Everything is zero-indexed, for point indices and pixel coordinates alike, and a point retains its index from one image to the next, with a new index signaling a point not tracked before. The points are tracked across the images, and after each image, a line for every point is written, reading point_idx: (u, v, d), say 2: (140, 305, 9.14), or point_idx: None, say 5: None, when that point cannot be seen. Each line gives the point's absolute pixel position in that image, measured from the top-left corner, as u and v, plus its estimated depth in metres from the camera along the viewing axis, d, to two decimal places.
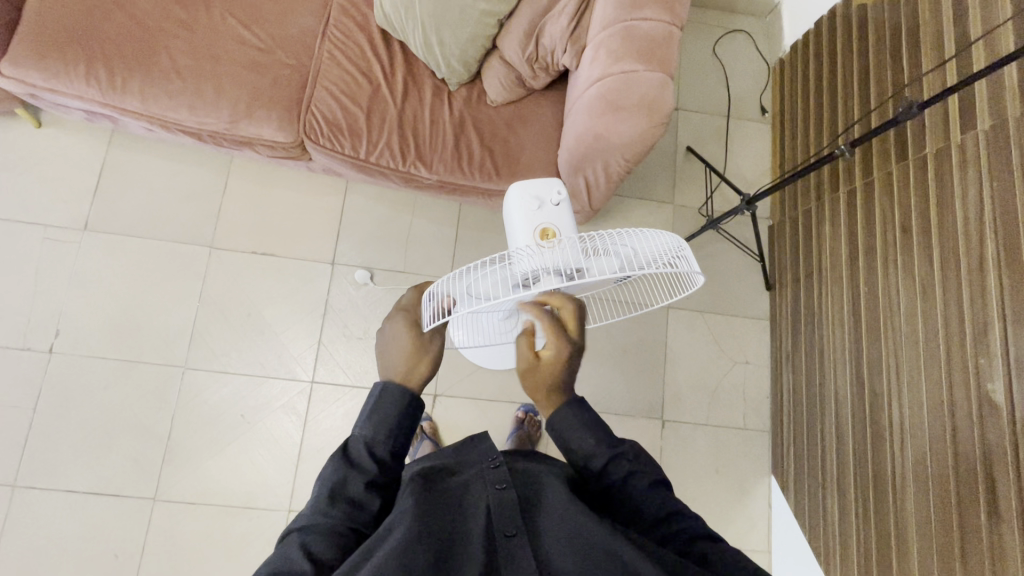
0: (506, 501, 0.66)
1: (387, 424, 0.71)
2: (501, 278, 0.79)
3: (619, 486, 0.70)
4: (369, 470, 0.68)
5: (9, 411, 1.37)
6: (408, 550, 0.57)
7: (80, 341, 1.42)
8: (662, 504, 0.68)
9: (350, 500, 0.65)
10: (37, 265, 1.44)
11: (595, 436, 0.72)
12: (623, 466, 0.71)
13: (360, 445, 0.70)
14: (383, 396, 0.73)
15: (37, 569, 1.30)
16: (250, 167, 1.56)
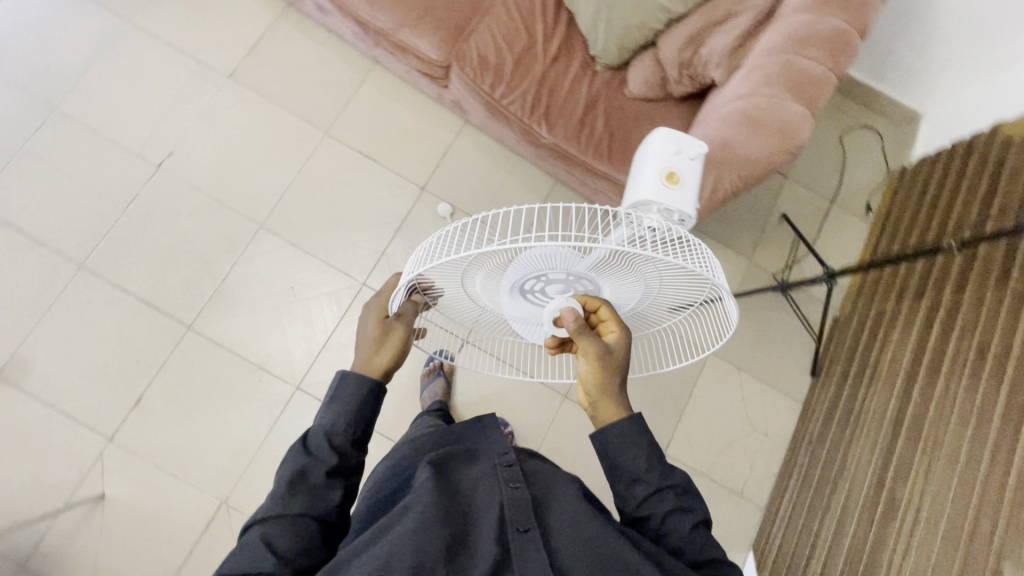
0: (521, 498, 0.68)
1: (346, 410, 0.73)
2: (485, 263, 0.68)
3: (660, 521, 0.70)
4: (329, 461, 0.71)
5: (103, 201, 1.49)
6: (422, 533, 0.62)
7: (185, 168, 1.54)
8: (701, 548, 0.69)
9: (311, 494, 0.69)
10: (178, 91, 1.58)
11: (649, 459, 0.72)
12: (669, 500, 0.71)
13: (321, 436, 0.72)
14: (341, 388, 0.74)
15: (70, 342, 1.41)
16: (386, 78, 1.66)
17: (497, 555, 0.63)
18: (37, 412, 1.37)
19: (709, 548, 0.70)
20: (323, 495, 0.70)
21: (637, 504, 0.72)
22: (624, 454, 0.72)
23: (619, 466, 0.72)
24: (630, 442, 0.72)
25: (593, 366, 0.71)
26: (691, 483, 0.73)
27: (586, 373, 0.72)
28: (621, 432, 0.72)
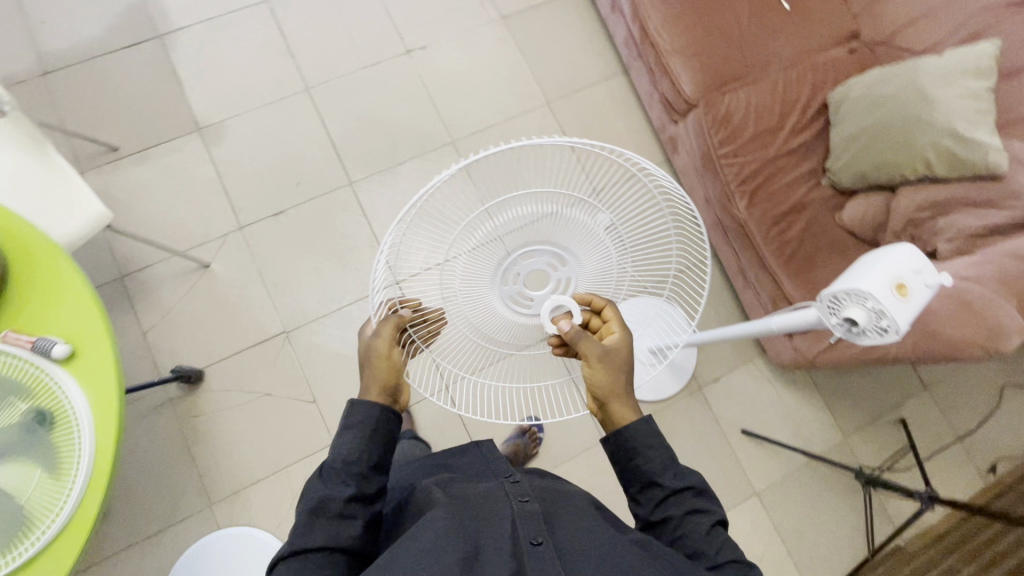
0: (528, 511, 0.71)
1: (360, 436, 0.77)
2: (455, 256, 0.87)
3: (680, 521, 0.73)
4: (343, 487, 0.74)
5: (353, 53, 1.69)
6: (434, 548, 0.63)
7: (426, 65, 1.71)
8: (723, 543, 0.70)
9: (326, 519, 0.71)
10: (458, 6, 1.76)
11: (665, 461, 0.76)
12: (687, 501, 0.74)
13: (335, 461, 0.76)
14: (350, 417, 0.78)
15: (264, 138, 1.60)
16: (621, 89, 1.75)
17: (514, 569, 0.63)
18: (204, 178, 1.55)
19: (728, 544, 0.70)
20: (345, 517, 0.72)
21: (652, 508, 0.75)
22: (647, 450, 0.77)
23: (631, 469, 0.77)
24: (652, 437, 0.77)
25: (598, 370, 0.78)
26: (705, 482, 0.76)
27: (597, 374, 0.78)
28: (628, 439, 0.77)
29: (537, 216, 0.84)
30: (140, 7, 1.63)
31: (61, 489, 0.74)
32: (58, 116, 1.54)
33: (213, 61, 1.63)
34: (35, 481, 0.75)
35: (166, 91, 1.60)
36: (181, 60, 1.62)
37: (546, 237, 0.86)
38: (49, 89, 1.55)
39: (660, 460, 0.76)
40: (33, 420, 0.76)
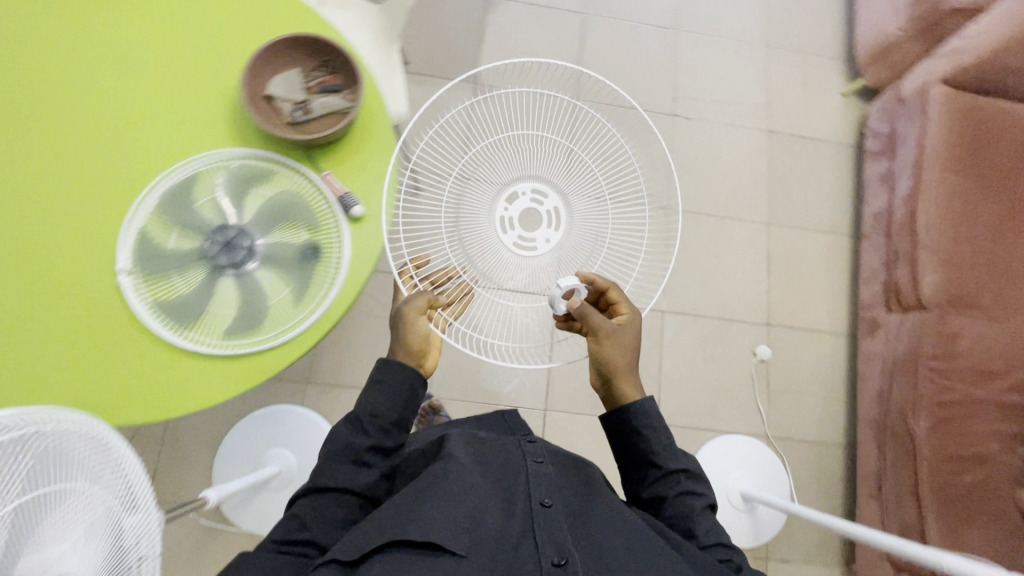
0: (543, 477, 0.82)
1: (382, 391, 0.87)
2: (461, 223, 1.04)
3: (677, 504, 0.84)
4: (362, 437, 0.84)
5: (627, 90, 1.79)
6: (448, 500, 0.75)
7: (680, 134, 1.78)
8: (708, 528, 0.81)
9: (345, 461, 0.83)
10: (734, 101, 1.83)
11: (666, 444, 0.87)
12: (685, 487, 0.85)
13: (359, 413, 0.86)
14: (381, 368, 0.89)
15: None
16: (841, 246, 1.74)
17: (520, 527, 0.74)
18: None
19: (713, 527, 0.82)
20: (363, 464, 0.83)
21: (650, 491, 0.87)
22: (653, 433, 0.87)
23: (635, 454, 0.88)
24: (658, 423, 0.88)
25: (606, 347, 0.87)
26: (697, 469, 0.88)
27: (608, 353, 0.87)
28: (636, 424, 0.87)
29: (522, 150, 1.07)
30: None
31: (298, 313, 0.84)
32: None
33: (515, 38, 1.78)
34: (283, 295, 0.85)
35: (467, 41, 1.75)
36: (493, 24, 1.78)
37: (525, 173, 1.06)
38: None
39: (657, 443, 0.87)
40: (305, 247, 0.87)
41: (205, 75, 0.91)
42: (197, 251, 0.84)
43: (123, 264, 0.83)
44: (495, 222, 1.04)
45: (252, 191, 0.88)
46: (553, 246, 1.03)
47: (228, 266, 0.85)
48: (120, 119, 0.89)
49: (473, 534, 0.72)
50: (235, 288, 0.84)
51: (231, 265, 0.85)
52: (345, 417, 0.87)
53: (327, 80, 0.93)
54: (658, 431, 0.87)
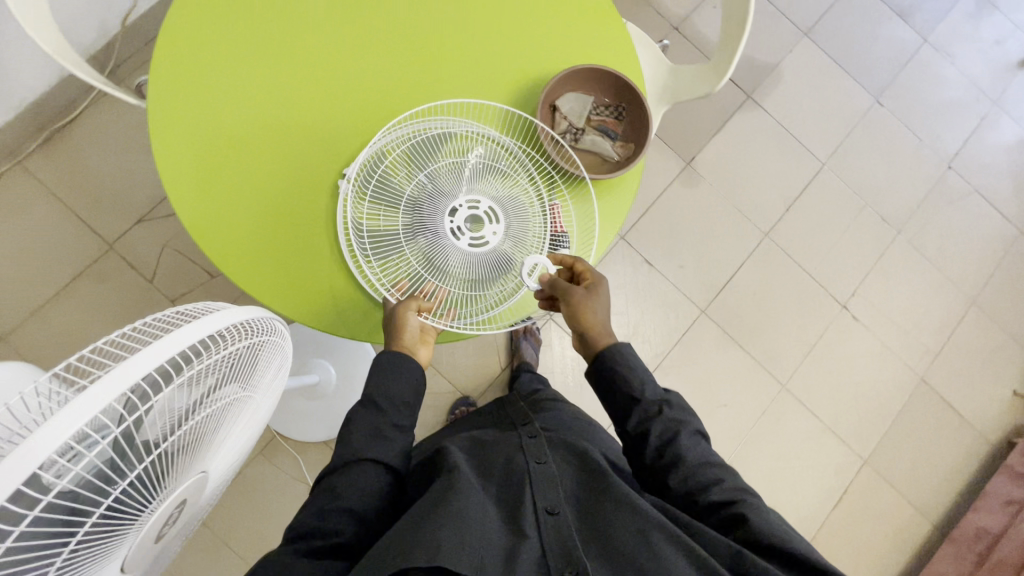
0: (549, 478, 0.75)
1: (399, 365, 0.78)
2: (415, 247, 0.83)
3: (670, 462, 0.74)
4: (381, 416, 0.77)
5: (818, 256, 1.69)
6: (455, 503, 0.67)
7: (841, 327, 1.67)
8: (704, 468, 0.74)
9: (367, 435, 0.74)
10: (909, 330, 1.70)
11: (648, 389, 0.80)
12: (674, 430, 0.76)
13: (375, 394, 0.77)
14: (388, 357, 0.78)
15: (703, 217, 1.66)
16: (920, 528, 1.61)
17: (527, 535, 0.67)
18: (649, 191, 1.64)
19: (709, 469, 0.74)
20: (384, 437, 0.76)
21: (634, 425, 0.78)
22: (630, 380, 0.81)
23: (614, 391, 0.81)
24: (641, 374, 0.81)
25: (582, 311, 0.81)
26: (680, 400, 0.81)
27: (590, 322, 0.82)
28: (608, 360, 0.81)
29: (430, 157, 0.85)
30: (761, 70, 1.76)
31: (463, 312, 0.85)
32: None
33: (749, 147, 1.71)
34: (461, 286, 0.84)
35: (705, 124, 1.70)
36: (737, 123, 1.72)
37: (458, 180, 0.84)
38: (659, 39, 1.73)
39: (625, 365, 0.81)
40: (503, 260, 0.84)
41: (507, 53, 0.92)
42: (414, 200, 0.83)
43: (349, 172, 0.83)
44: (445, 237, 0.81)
45: (488, 176, 0.85)
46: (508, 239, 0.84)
47: (433, 232, 0.82)
48: (424, 50, 0.90)
49: (482, 553, 0.62)
50: (426, 253, 0.82)
51: (422, 232, 0.83)
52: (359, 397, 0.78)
53: (608, 123, 0.92)
54: (627, 363, 0.81)
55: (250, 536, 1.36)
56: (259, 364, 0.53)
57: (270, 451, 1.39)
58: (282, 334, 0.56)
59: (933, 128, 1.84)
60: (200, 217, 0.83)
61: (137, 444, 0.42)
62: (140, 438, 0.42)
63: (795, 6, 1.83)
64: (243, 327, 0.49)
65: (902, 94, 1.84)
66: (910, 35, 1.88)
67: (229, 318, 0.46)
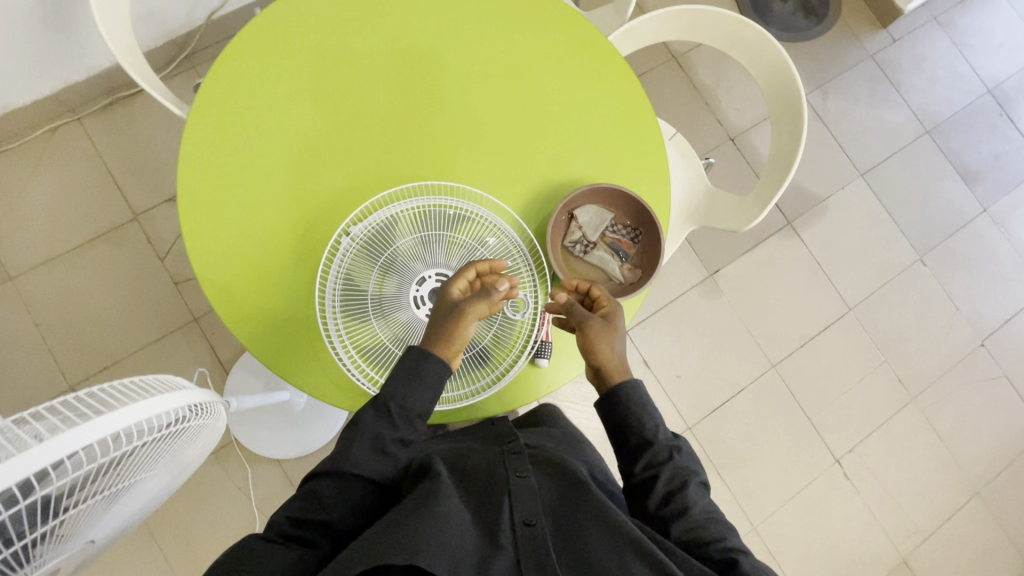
0: (530, 490, 0.71)
1: (417, 389, 0.74)
2: (379, 315, 0.82)
3: (667, 504, 0.73)
4: (388, 429, 0.74)
5: (821, 402, 1.63)
6: (433, 515, 0.64)
7: (828, 482, 1.58)
8: (702, 515, 0.72)
9: (370, 448, 0.73)
10: (900, 504, 1.60)
11: (660, 422, 0.78)
12: (677, 472, 0.74)
13: (388, 400, 0.74)
14: (417, 356, 0.75)
15: (714, 332, 1.62)
16: None
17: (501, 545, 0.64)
18: (664, 292, 1.61)
19: (708, 517, 0.72)
20: (387, 454, 0.74)
21: (642, 470, 0.75)
22: (639, 407, 0.77)
23: (626, 429, 0.77)
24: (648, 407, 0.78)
25: (599, 342, 0.78)
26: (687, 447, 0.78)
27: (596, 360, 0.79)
28: (620, 394, 0.78)
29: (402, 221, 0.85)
30: (806, 200, 1.74)
31: None
32: None
33: (776, 273, 1.68)
34: None
35: (736, 238, 1.68)
36: (768, 246, 1.69)
37: (425, 253, 0.84)
38: (712, 145, 1.73)
39: (636, 403, 0.77)
40: (477, 351, 0.84)
41: (546, 150, 0.92)
42: (410, 270, 0.83)
43: (354, 231, 0.84)
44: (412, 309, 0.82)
45: None
46: None
47: (418, 308, 0.82)
48: (471, 129, 0.91)
49: (455, 561, 0.60)
50: (406, 327, 0.82)
51: (399, 304, 0.82)
52: (372, 401, 0.75)
53: (622, 244, 0.90)
54: (639, 401, 0.77)
55: (178, 533, 1.33)
56: (185, 438, 0.56)
57: (222, 454, 1.38)
58: (220, 415, 0.59)
59: (973, 300, 1.76)
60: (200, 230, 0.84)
61: (49, 506, 0.43)
62: (55, 502, 0.44)
63: (856, 145, 1.81)
64: (185, 411, 0.53)
65: (947, 258, 1.78)
66: (969, 200, 1.83)
67: (188, 398, 0.51)
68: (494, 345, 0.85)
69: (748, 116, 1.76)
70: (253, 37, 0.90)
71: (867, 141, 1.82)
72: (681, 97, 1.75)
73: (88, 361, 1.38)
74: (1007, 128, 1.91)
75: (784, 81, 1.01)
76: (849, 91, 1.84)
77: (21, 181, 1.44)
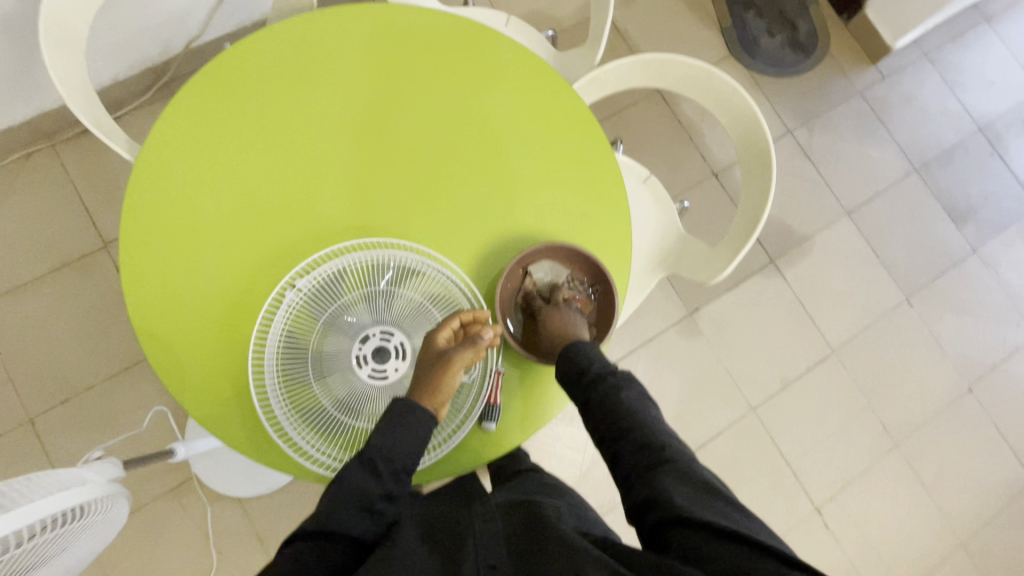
0: (494, 532, 0.69)
1: (401, 448, 0.73)
2: (321, 373, 0.79)
3: (626, 446, 0.71)
4: (374, 483, 0.71)
5: (802, 446, 1.58)
6: None
7: (807, 530, 1.53)
8: (664, 450, 0.69)
9: (354, 505, 0.69)
10: (881, 555, 1.55)
11: (604, 366, 0.78)
12: (626, 410, 0.73)
13: (375, 455, 0.71)
14: (401, 409, 0.74)
15: (692, 372, 1.58)
16: None
17: None
18: (642, 330, 1.58)
19: (671, 450, 0.69)
20: (373, 511, 0.70)
21: (581, 391, 0.77)
22: (583, 358, 0.78)
23: (567, 368, 0.79)
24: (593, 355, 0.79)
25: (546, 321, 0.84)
26: (634, 382, 0.78)
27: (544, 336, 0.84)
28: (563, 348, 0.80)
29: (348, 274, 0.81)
30: (791, 238, 1.71)
31: None
32: (673, 193, 1.68)
33: (758, 312, 1.65)
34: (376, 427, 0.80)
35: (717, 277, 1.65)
36: (751, 285, 1.66)
37: (370, 308, 0.80)
38: (696, 180, 1.70)
39: (580, 355, 0.79)
40: None
41: (505, 203, 0.90)
42: (353, 327, 0.80)
43: (300, 284, 0.80)
44: (356, 367, 0.79)
45: None
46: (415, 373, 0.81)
47: (361, 368, 0.79)
48: (431, 179, 0.89)
49: None
50: (348, 388, 0.79)
51: (342, 363, 0.79)
52: (357, 457, 0.72)
53: (580, 302, 0.86)
54: (580, 349, 0.79)
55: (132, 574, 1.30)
56: (75, 537, 0.54)
57: (181, 492, 1.35)
58: (119, 504, 0.58)
59: (960, 343, 1.72)
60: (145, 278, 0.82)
61: None
62: None
63: (843, 182, 1.78)
64: (78, 508, 0.52)
65: (935, 299, 1.75)
66: (958, 241, 1.80)
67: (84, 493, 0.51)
68: None
69: (733, 152, 1.73)
70: (211, 77, 0.88)
71: (854, 178, 1.79)
72: (665, 131, 1.73)
73: (49, 393, 1.36)
74: (998, 167, 1.88)
75: (754, 134, 0.99)
76: (837, 128, 1.82)
77: None
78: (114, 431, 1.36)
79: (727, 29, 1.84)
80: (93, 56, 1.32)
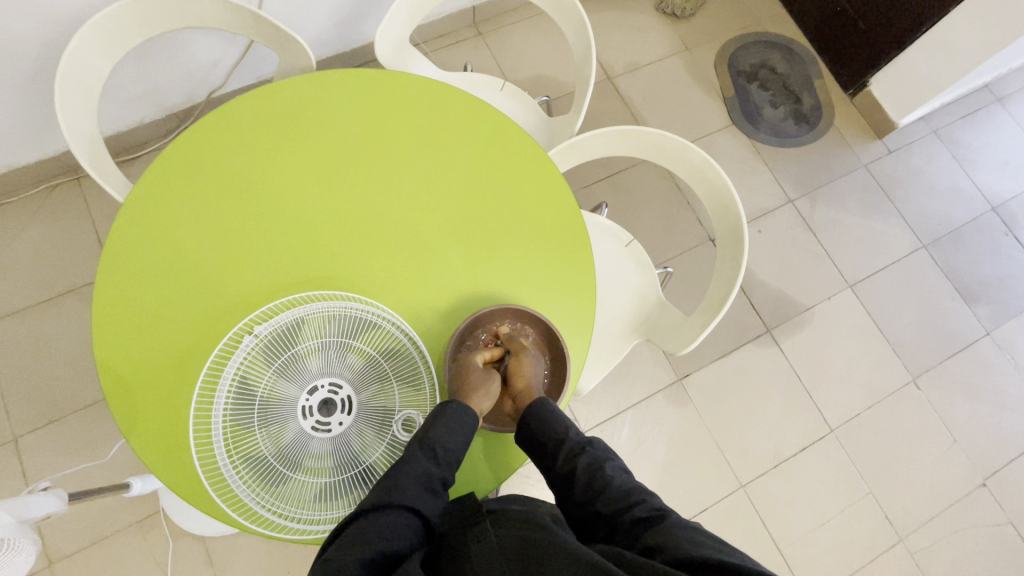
0: (487, 555, 0.67)
1: (452, 436, 0.78)
2: (263, 421, 0.77)
3: (608, 513, 0.74)
4: (434, 466, 0.76)
5: (794, 531, 1.48)
6: None
7: None
8: (642, 506, 0.73)
9: (418, 484, 0.74)
10: None
11: (579, 432, 0.81)
12: (600, 476, 0.77)
13: (434, 442, 0.76)
14: (456, 411, 0.78)
15: (678, 441, 1.52)
16: None
17: None
18: (627, 394, 1.53)
19: (648, 504, 0.74)
20: (432, 492, 0.75)
21: (564, 463, 0.79)
22: (549, 422, 0.79)
23: (542, 440, 0.80)
24: (563, 415, 0.81)
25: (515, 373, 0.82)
26: (604, 445, 0.82)
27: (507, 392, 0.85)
28: (533, 411, 0.80)
29: (303, 322, 0.81)
30: (789, 308, 1.67)
31: (294, 515, 0.77)
32: (666, 256, 1.67)
33: (751, 383, 1.59)
34: (313, 484, 0.78)
35: (708, 344, 1.61)
36: (744, 353, 1.61)
37: (320, 360, 0.79)
38: (690, 245, 1.70)
39: (549, 416, 0.79)
40: (360, 469, 0.79)
41: (468, 266, 0.93)
42: (304, 376, 0.78)
43: (259, 329, 0.79)
44: (298, 418, 0.77)
45: (390, 380, 0.83)
46: (354, 430, 0.79)
47: (305, 419, 0.78)
48: (399, 241, 0.92)
49: None
50: (287, 439, 0.77)
51: (284, 414, 0.77)
52: (417, 440, 0.76)
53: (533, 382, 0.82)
54: (552, 412, 0.79)
55: None
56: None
57: (146, 524, 1.34)
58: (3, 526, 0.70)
59: (972, 431, 1.62)
60: (112, 310, 0.85)
61: None
62: None
63: (846, 254, 1.75)
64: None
65: (944, 382, 1.66)
66: (970, 322, 1.72)
67: None
68: (381, 465, 0.81)
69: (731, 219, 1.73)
70: (206, 132, 0.93)
71: (857, 251, 1.76)
72: (661, 194, 1.74)
73: (37, 413, 1.39)
74: (1012, 247, 1.81)
75: (728, 208, 1.00)
76: (839, 200, 1.80)
77: (11, 232, 1.51)
78: (91, 456, 1.38)
79: (730, 98, 1.87)
80: (119, 101, 1.43)
